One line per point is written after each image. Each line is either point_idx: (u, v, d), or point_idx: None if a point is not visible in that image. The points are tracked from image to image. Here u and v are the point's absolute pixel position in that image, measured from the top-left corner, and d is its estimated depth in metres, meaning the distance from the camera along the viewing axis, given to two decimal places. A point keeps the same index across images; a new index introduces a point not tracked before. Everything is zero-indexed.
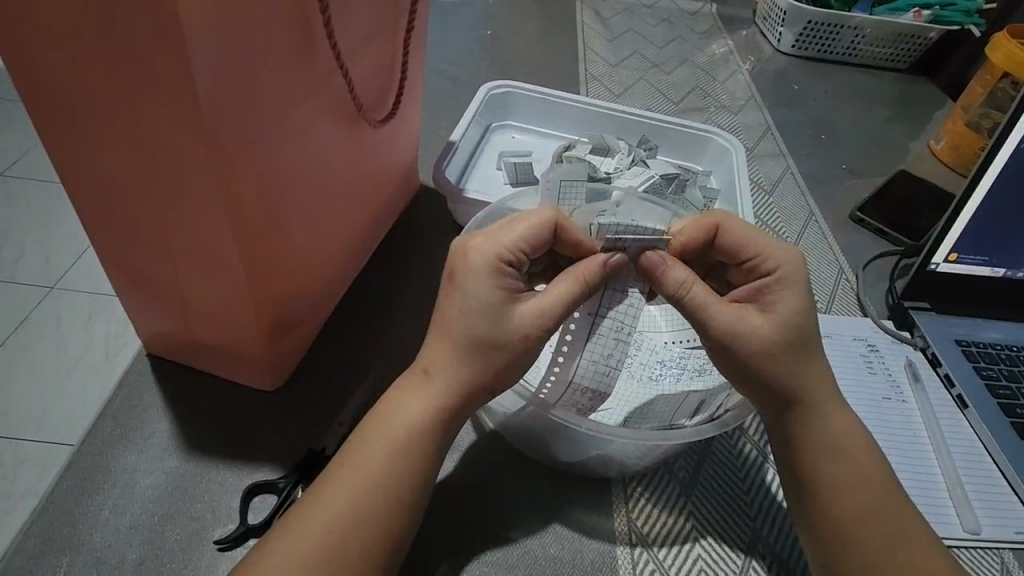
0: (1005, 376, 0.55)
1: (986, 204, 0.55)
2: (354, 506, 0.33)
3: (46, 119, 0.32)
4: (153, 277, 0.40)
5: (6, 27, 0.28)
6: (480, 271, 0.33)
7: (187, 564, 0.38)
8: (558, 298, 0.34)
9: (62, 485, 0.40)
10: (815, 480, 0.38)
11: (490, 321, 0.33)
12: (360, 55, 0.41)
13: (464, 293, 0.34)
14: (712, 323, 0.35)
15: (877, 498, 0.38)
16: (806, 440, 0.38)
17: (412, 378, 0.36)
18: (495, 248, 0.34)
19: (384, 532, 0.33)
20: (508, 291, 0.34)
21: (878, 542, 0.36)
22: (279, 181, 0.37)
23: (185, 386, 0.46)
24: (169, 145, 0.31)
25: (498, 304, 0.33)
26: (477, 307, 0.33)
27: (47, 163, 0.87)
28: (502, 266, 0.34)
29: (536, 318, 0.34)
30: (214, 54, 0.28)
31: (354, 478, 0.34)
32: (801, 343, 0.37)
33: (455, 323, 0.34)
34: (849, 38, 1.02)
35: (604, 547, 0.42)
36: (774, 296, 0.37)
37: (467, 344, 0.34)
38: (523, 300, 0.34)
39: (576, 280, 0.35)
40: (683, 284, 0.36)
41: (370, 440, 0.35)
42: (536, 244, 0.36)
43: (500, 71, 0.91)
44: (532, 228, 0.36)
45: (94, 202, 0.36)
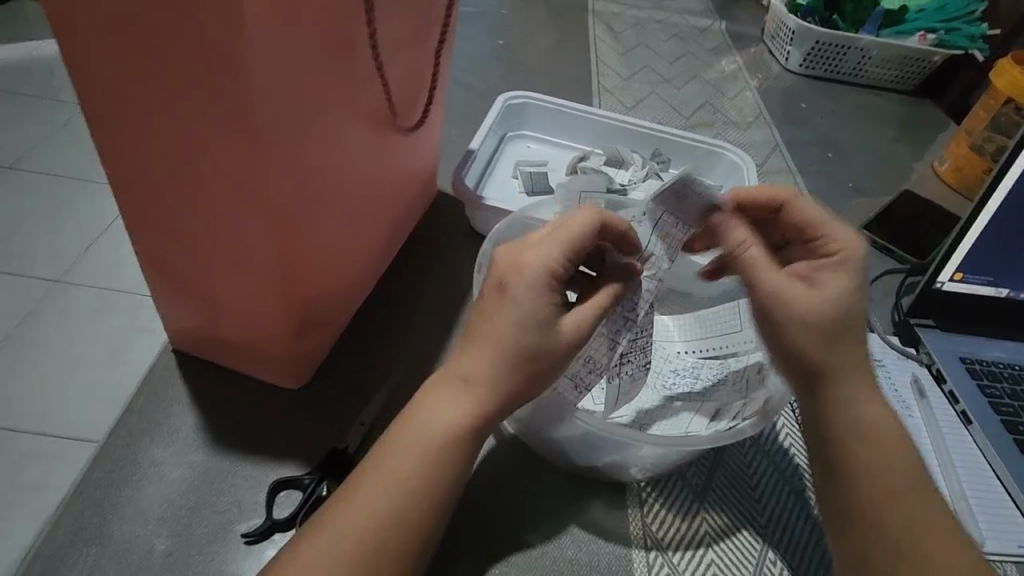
0: (1009, 394, 0.56)
1: (992, 226, 0.57)
2: (384, 502, 0.34)
3: (100, 121, 0.34)
4: (187, 277, 0.41)
5: (75, 30, 0.30)
6: (532, 282, 0.34)
7: (214, 557, 0.38)
8: (592, 313, 0.37)
9: (91, 477, 0.41)
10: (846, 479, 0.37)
11: (536, 334, 0.34)
12: (395, 63, 0.43)
13: (514, 307, 0.34)
14: (763, 288, 0.37)
15: (910, 486, 0.37)
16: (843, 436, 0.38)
17: (446, 379, 0.37)
18: (550, 262, 0.35)
19: (411, 529, 0.34)
20: (555, 305, 0.35)
21: (911, 529, 0.36)
22: (316, 183, 0.39)
23: (209, 382, 0.47)
24: (218, 146, 0.33)
25: (546, 316, 0.34)
26: (525, 320, 0.34)
27: (61, 157, 0.87)
28: (553, 280, 0.35)
29: (577, 338, 0.36)
30: (271, 58, 0.30)
31: (383, 478, 0.35)
32: (843, 322, 0.37)
33: (498, 330, 0.35)
34: (856, 59, 1.04)
35: (620, 550, 0.43)
36: (823, 275, 0.38)
37: (497, 347, 0.34)
38: (567, 317, 0.36)
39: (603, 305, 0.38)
40: (743, 244, 0.40)
41: (399, 438, 0.36)
42: (584, 242, 0.37)
43: (515, 81, 0.93)
44: (583, 240, 0.37)
45: (138, 203, 0.37)
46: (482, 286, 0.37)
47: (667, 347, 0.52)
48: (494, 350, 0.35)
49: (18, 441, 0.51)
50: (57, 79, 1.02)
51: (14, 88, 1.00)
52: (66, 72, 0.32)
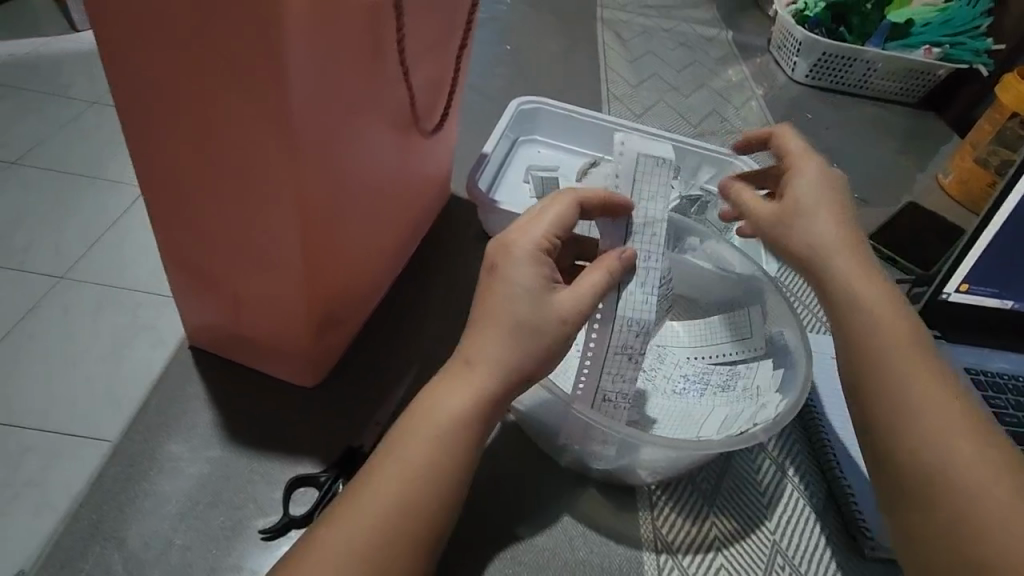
0: (1012, 405, 0.57)
1: (998, 238, 0.58)
2: (403, 498, 0.34)
3: (135, 122, 0.35)
4: (211, 274, 0.42)
5: (119, 30, 0.31)
6: (519, 260, 0.36)
7: (232, 552, 0.39)
8: (590, 287, 0.37)
9: (109, 471, 0.41)
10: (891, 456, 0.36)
11: (533, 306, 0.36)
12: (419, 68, 0.44)
13: (508, 282, 0.36)
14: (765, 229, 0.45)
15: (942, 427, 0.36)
16: (883, 411, 0.37)
17: (457, 367, 0.37)
18: (536, 240, 0.37)
19: (428, 525, 0.35)
20: (546, 278, 0.37)
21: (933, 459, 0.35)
22: (343, 184, 0.39)
23: (226, 378, 0.47)
24: (251, 147, 0.33)
25: (537, 290, 0.36)
26: (521, 293, 0.36)
27: (70, 154, 0.87)
28: (540, 255, 0.37)
29: (577, 305, 0.36)
30: (307, 60, 0.30)
31: (400, 473, 0.35)
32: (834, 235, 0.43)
33: (499, 315, 0.36)
34: (861, 71, 1.05)
35: (631, 552, 0.44)
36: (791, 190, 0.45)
37: (513, 341, 0.35)
38: (560, 289, 0.37)
39: (603, 270, 0.38)
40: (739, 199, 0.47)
41: (415, 432, 0.36)
42: (566, 224, 0.39)
43: (524, 86, 0.94)
44: (566, 222, 0.39)
45: (168, 202, 0.38)
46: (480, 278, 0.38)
47: (675, 353, 0.53)
48: (514, 347, 0.35)
49: (31, 438, 0.51)
50: (65, 76, 1.03)
51: (23, 85, 1.00)
52: (104, 75, 0.33)
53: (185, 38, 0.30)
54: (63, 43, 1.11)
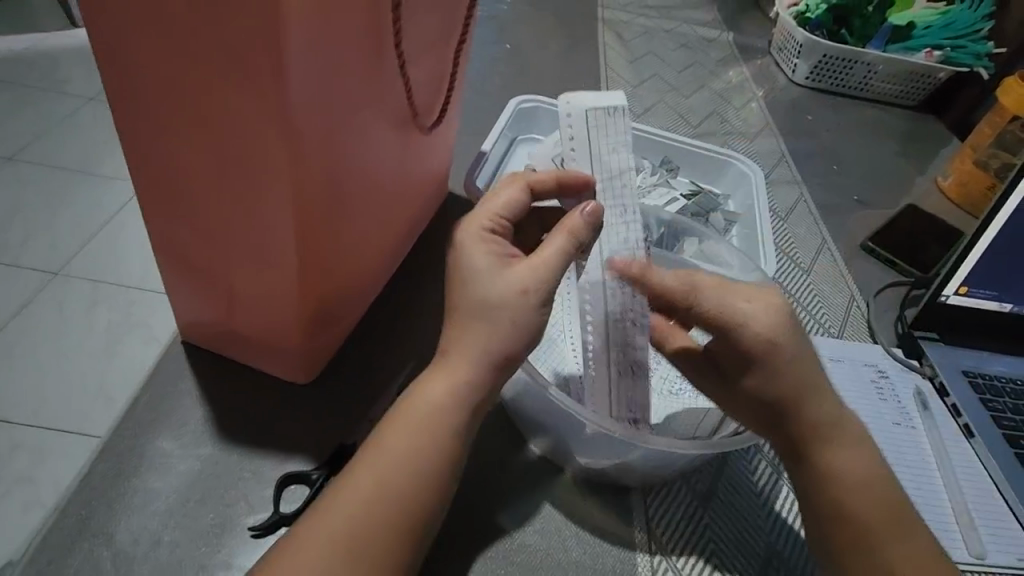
0: (1010, 409, 0.57)
1: (999, 240, 0.57)
2: (392, 495, 0.34)
3: (128, 114, 0.34)
4: (205, 270, 0.41)
5: (112, 21, 0.30)
6: (465, 244, 0.36)
7: (221, 550, 0.38)
8: (552, 253, 0.35)
9: (99, 467, 0.41)
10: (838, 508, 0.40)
11: (488, 282, 0.35)
12: (419, 64, 0.44)
13: (462, 265, 0.36)
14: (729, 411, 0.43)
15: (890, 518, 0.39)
16: (847, 494, 0.40)
17: (439, 361, 0.37)
18: (482, 222, 0.38)
19: (418, 518, 0.35)
20: (497, 255, 0.36)
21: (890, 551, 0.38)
22: (340, 181, 0.39)
23: (219, 374, 0.47)
24: (245, 142, 0.33)
25: (488, 266, 0.35)
26: (474, 274, 0.35)
27: (66, 149, 0.87)
28: (487, 235, 0.37)
29: (534, 270, 0.35)
30: (304, 55, 0.30)
31: (388, 466, 0.35)
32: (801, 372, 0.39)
33: (463, 303, 0.36)
34: (862, 73, 1.05)
35: (624, 553, 0.43)
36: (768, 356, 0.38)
37: (496, 331, 0.35)
38: (516, 263, 0.36)
39: (563, 233, 0.35)
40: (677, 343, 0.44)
41: (402, 427, 0.36)
42: (515, 209, 0.39)
43: (524, 85, 0.93)
44: (512, 208, 0.39)
45: (162, 195, 0.38)
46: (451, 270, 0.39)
47: None
48: (505, 347, 0.35)
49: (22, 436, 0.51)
50: (64, 72, 1.02)
51: (22, 80, 1.00)
52: (96, 65, 0.32)
53: (180, 30, 0.29)
54: (63, 39, 1.10)
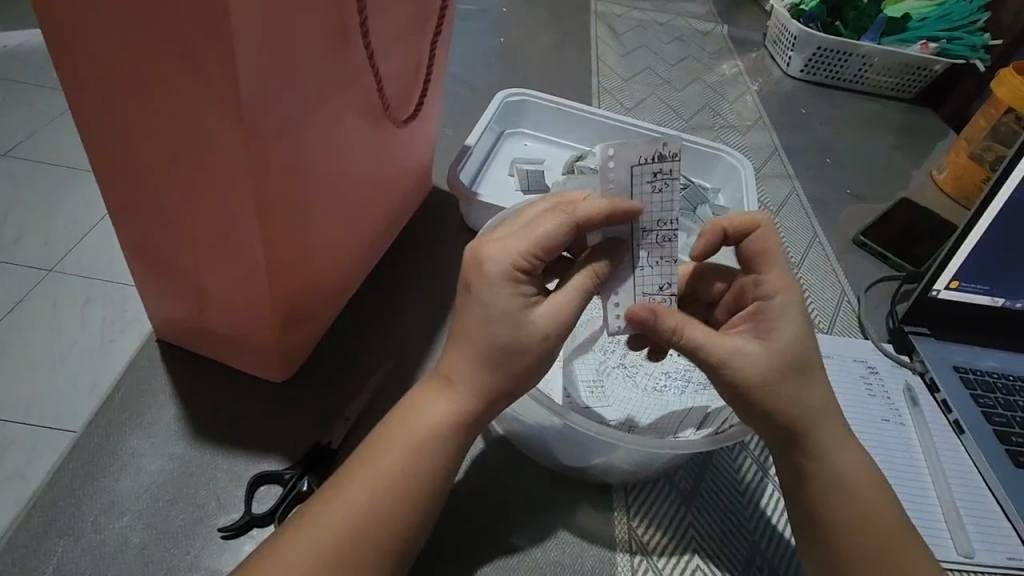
0: (1001, 404, 0.55)
1: (990, 233, 0.56)
2: (372, 503, 0.33)
3: (88, 115, 0.33)
4: (173, 267, 0.40)
5: (62, 17, 0.29)
6: (493, 280, 0.32)
7: (190, 550, 0.38)
8: (571, 296, 0.34)
9: (68, 467, 0.40)
10: (830, 540, 0.37)
11: (500, 316, 0.33)
12: (389, 54, 0.43)
13: (485, 305, 0.32)
14: (708, 358, 0.35)
15: (884, 533, 0.37)
16: (829, 502, 0.37)
17: (433, 381, 0.36)
18: (513, 256, 0.33)
19: (410, 519, 0.34)
20: (523, 297, 0.33)
21: (883, 559, 0.36)
22: (305, 174, 0.38)
23: (194, 372, 0.46)
24: (204, 136, 0.32)
25: (514, 310, 0.33)
26: (496, 317, 0.32)
27: (50, 141, 0.86)
28: (519, 273, 0.33)
29: (552, 323, 0.33)
30: (257, 46, 0.29)
31: (380, 471, 0.34)
32: (805, 374, 0.36)
33: (467, 326, 0.33)
34: (856, 66, 1.04)
35: (604, 553, 0.43)
36: (774, 323, 0.36)
37: (480, 342, 0.33)
38: (540, 304, 0.34)
39: (590, 276, 0.35)
40: (675, 330, 0.35)
41: (391, 440, 0.35)
42: (554, 243, 0.34)
43: (514, 79, 0.92)
44: (556, 239, 0.34)
45: (124, 191, 0.37)
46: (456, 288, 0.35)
47: None
48: (481, 358, 0.33)
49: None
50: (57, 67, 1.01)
51: (8, 75, 0.99)
52: (53, 66, 0.32)
53: (133, 26, 0.29)
54: None
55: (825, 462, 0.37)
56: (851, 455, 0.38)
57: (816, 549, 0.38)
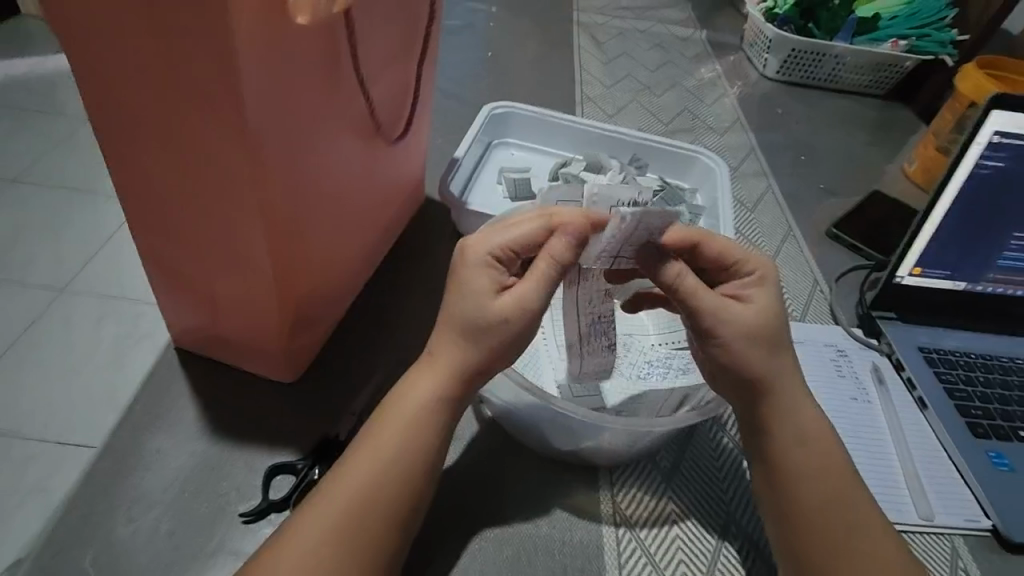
0: (963, 380, 0.59)
1: (949, 221, 0.60)
2: (374, 481, 0.37)
3: (113, 146, 0.38)
4: (188, 279, 0.45)
5: (91, 64, 0.34)
6: (473, 265, 0.38)
7: (214, 534, 0.42)
8: (531, 287, 0.37)
9: (102, 465, 0.44)
10: (789, 499, 0.41)
11: (478, 306, 0.37)
12: (379, 79, 0.47)
13: (463, 286, 0.38)
14: (704, 310, 0.40)
15: (839, 497, 0.41)
16: (791, 469, 0.41)
17: (424, 361, 0.40)
18: (489, 247, 0.38)
19: (408, 494, 0.38)
20: (496, 281, 0.38)
21: (839, 519, 0.40)
22: (305, 190, 0.42)
23: (211, 375, 0.50)
24: (215, 161, 0.36)
25: (485, 291, 0.37)
26: (472, 297, 0.37)
27: (60, 166, 0.90)
28: (495, 262, 0.38)
29: (516, 307, 0.37)
30: (260, 79, 0.34)
31: (385, 447, 0.38)
32: (777, 335, 0.41)
33: (453, 311, 0.38)
34: (830, 65, 1.08)
35: (591, 526, 0.46)
36: (749, 295, 0.41)
37: (469, 330, 0.38)
38: (509, 290, 0.38)
39: (548, 262, 0.38)
40: (676, 275, 0.40)
41: (387, 422, 0.39)
42: (528, 244, 0.39)
43: (501, 90, 0.97)
44: (529, 238, 0.39)
45: (146, 214, 0.41)
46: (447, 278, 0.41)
47: (641, 340, 0.56)
48: (471, 344, 0.38)
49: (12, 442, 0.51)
50: (60, 95, 1.06)
51: (17, 103, 1.03)
52: (83, 106, 0.36)
53: (152, 68, 0.33)
54: (51, 60, 1.15)
55: (784, 430, 0.42)
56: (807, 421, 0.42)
57: (778, 505, 0.42)
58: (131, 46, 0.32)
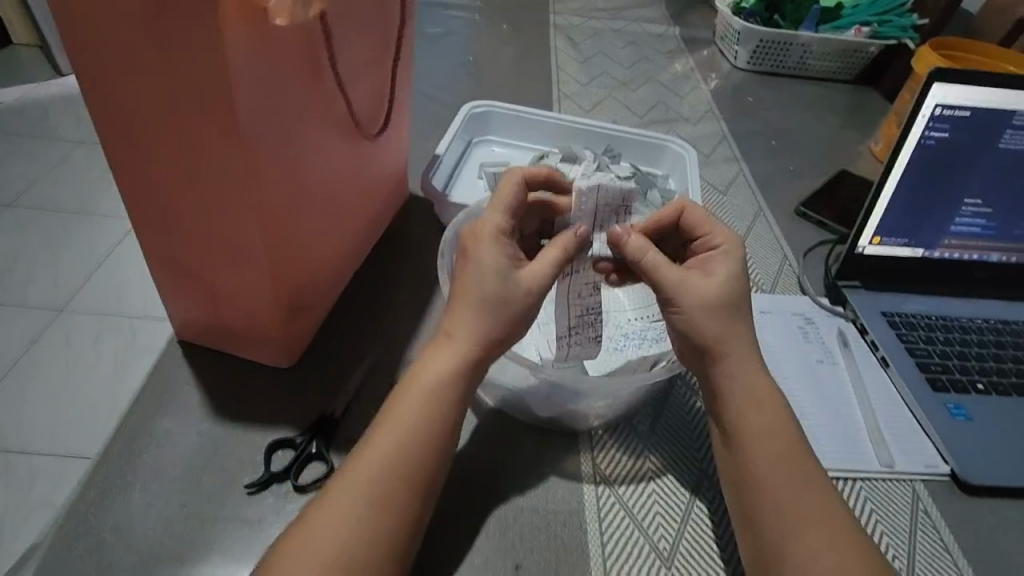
0: (924, 340, 0.63)
1: (902, 190, 0.64)
2: (394, 456, 0.40)
3: (115, 149, 0.41)
4: (188, 272, 0.48)
5: (92, 72, 0.37)
6: (489, 242, 0.43)
7: (221, 505, 0.45)
8: (545, 266, 0.44)
9: (113, 447, 0.48)
10: (742, 454, 0.44)
11: (501, 280, 0.42)
12: (357, 79, 0.51)
13: (478, 260, 0.42)
14: (664, 282, 0.44)
15: (793, 445, 0.44)
16: (740, 427, 0.45)
17: (437, 339, 0.45)
18: (497, 224, 0.44)
19: (422, 466, 0.41)
20: (510, 257, 0.43)
21: (796, 465, 0.43)
22: (293, 184, 0.46)
23: (212, 364, 0.54)
24: (209, 158, 0.40)
25: (504, 266, 0.42)
26: (489, 270, 0.42)
27: (58, 185, 0.93)
28: (504, 237, 0.44)
29: (531, 288, 0.43)
30: (248, 81, 0.37)
31: (403, 417, 0.42)
32: (736, 300, 0.45)
33: (470, 286, 0.43)
34: (798, 54, 1.13)
35: (572, 485, 0.49)
36: (714, 264, 0.46)
37: (480, 302, 0.42)
38: (523, 267, 0.44)
39: (558, 250, 0.45)
40: (641, 250, 0.45)
41: (405, 401, 0.42)
42: (525, 217, 0.45)
43: (481, 92, 1.01)
44: (529, 214, 0.45)
45: (147, 211, 0.44)
46: (458, 258, 0.45)
47: (617, 315, 0.60)
48: (484, 318, 0.43)
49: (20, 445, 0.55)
50: (55, 118, 1.09)
51: (12, 128, 1.07)
52: (87, 112, 0.39)
53: (147, 73, 0.36)
54: (46, 87, 1.19)
55: (737, 388, 0.45)
56: (752, 374, 0.46)
57: (735, 465, 0.44)
58: (128, 54, 0.35)
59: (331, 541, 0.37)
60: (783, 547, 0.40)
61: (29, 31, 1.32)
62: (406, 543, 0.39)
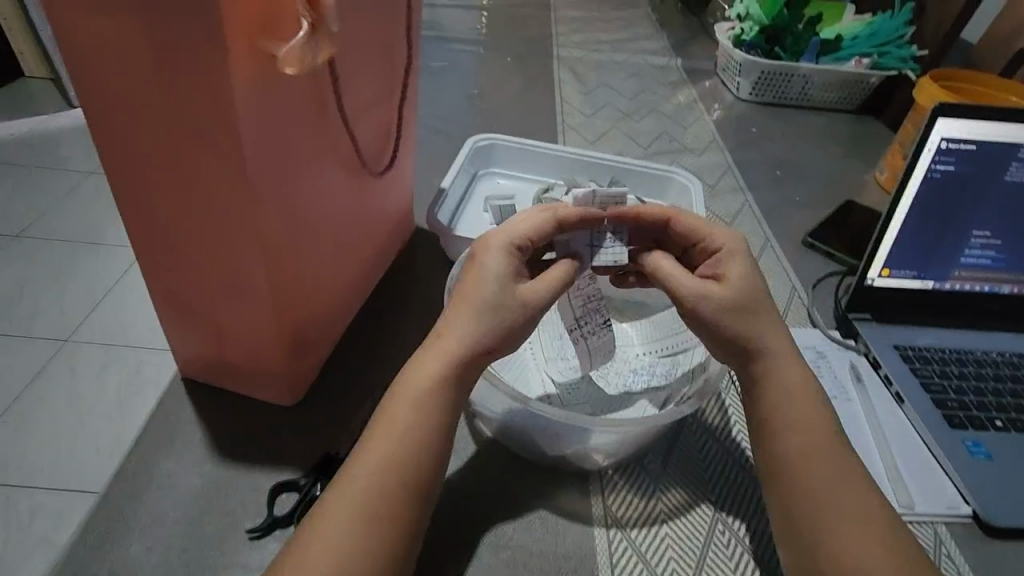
0: (938, 374, 0.62)
1: (909, 221, 0.64)
2: (387, 460, 0.39)
3: (122, 190, 0.41)
4: (192, 309, 0.47)
5: (102, 117, 0.37)
6: (496, 251, 0.44)
7: (222, 550, 0.44)
8: (540, 290, 0.44)
9: (114, 489, 0.47)
10: (773, 449, 0.44)
11: (498, 289, 0.42)
12: (363, 117, 0.51)
13: (482, 268, 0.43)
14: (681, 289, 0.44)
15: (830, 437, 0.43)
16: (777, 409, 0.44)
17: (433, 339, 0.43)
18: (510, 236, 0.45)
19: (416, 478, 0.40)
20: (513, 269, 0.44)
21: (831, 462, 0.42)
22: (297, 219, 0.46)
23: (215, 402, 0.53)
24: (214, 196, 0.40)
25: (505, 276, 0.43)
26: (492, 277, 0.43)
27: (65, 216, 0.94)
28: (514, 249, 0.44)
29: (527, 304, 0.43)
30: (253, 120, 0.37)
31: (400, 415, 0.41)
32: (750, 301, 0.45)
33: (469, 292, 0.43)
34: (800, 85, 1.14)
35: (584, 529, 0.48)
36: (726, 267, 0.46)
37: (477, 310, 0.42)
38: (528, 282, 0.44)
39: (569, 268, 0.46)
40: (655, 266, 0.47)
41: (398, 400, 0.41)
42: (536, 234, 0.46)
43: (486, 124, 1.02)
44: (537, 229, 0.46)
45: (153, 250, 0.44)
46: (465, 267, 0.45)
47: (627, 349, 0.58)
48: (476, 326, 0.42)
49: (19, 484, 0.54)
50: (66, 150, 1.11)
51: (23, 159, 1.08)
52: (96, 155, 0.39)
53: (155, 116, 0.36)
54: (57, 119, 1.20)
55: (770, 375, 0.45)
56: (786, 365, 0.45)
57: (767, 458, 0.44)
58: (138, 98, 0.36)
59: (332, 550, 0.36)
60: (823, 539, 0.39)
61: (42, 65, 1.34)
62: (402, 541, 0.38)
